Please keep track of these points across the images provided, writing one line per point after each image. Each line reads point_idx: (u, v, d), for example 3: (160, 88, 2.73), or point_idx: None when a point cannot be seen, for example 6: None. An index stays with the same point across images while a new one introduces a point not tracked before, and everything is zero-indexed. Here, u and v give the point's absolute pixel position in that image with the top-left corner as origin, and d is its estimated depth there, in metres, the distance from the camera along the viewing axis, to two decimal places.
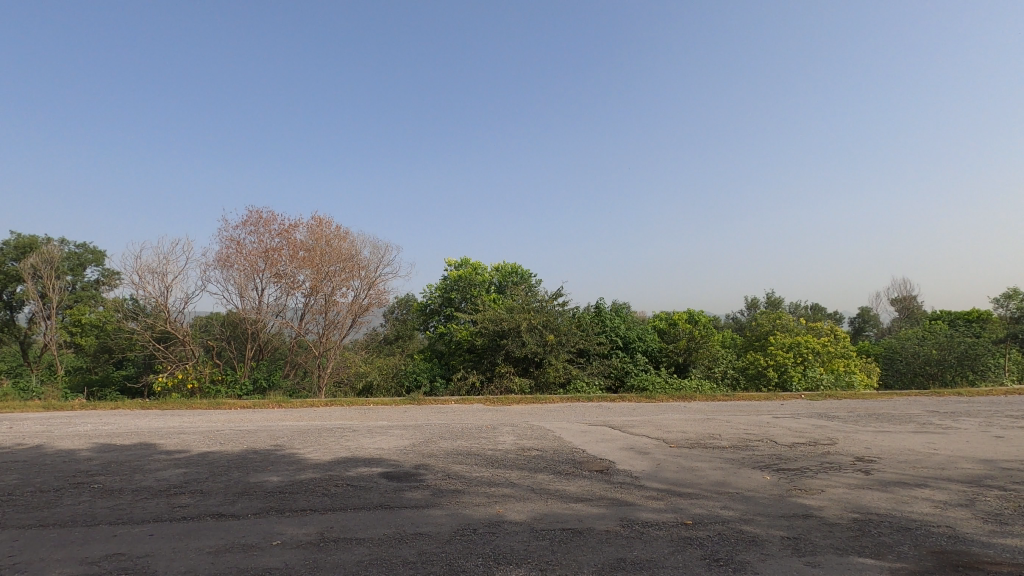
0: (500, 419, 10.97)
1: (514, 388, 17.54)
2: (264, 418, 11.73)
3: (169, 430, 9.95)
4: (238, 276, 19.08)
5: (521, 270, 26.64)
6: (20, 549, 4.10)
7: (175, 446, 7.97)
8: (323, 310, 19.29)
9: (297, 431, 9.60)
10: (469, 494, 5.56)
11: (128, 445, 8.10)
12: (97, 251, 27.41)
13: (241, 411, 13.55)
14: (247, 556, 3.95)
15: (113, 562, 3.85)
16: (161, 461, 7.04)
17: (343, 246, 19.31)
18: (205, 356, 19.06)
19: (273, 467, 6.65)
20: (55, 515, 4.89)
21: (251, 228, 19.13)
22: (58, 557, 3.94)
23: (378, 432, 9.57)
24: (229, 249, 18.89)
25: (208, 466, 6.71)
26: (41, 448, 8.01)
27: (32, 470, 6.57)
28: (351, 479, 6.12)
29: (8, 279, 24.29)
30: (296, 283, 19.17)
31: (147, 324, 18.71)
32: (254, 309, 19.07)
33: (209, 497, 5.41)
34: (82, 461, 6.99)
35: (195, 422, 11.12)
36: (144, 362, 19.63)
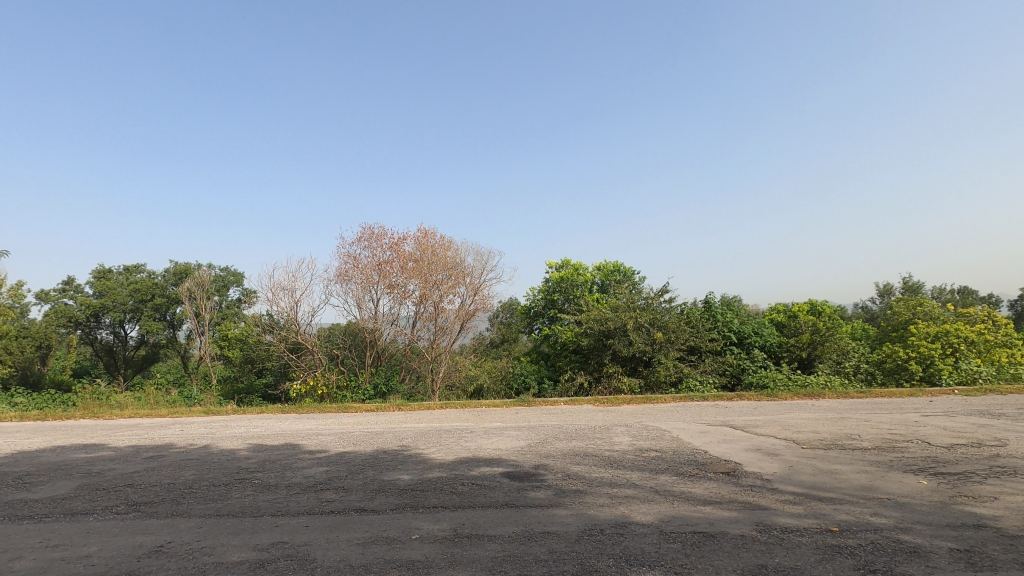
0: (612, 420, 10.82)
1: (623, 388, 17.26)
2: (388, 420, 12.54)
3: (309, 432, 10.95)
4: (356, 288, 20.48)
5: (623, 268, 26.15)
6: (205, 534, 4.72)
7: (315, 447, 8.78)
8: (433, 317, 20.28)
9: (418, 432, 10.14)
10: (592, 494, 5.56)
11: (277, 445, 9.06)
12: (237, 273, 30.83)
13: (365, 414, 14.59)
14: (391, 549, 4.25)
15: (280, 549, 4.32)
16: (306, 459, 7.79)
17: (448, 255, 20.19)
18: (330, 364, 20.75)
19: (402, 466, 7.09)
20: (227, 506, 5.58)
21: (365, 243, 20.56)
22: (234, 543, 4.49)
23: (495, 433, 9.85)
24: (347, 264, 20.44)
25: (346, 464, 7.31)
26: (208, 448, 9.19)
27: (204, 467, 7.55)
28: (476, 478, 6.36)
29: (170, 302, 28.18)
30: (407, 293, 20.27)
31: (282, 336, 20.71)
32: (372, 319, 20.57)
33: (350, 493, 5.89)
34: (240, 460, 7.91)
35: (330, 425, 12.13)
36: (279, 371, 21.69)
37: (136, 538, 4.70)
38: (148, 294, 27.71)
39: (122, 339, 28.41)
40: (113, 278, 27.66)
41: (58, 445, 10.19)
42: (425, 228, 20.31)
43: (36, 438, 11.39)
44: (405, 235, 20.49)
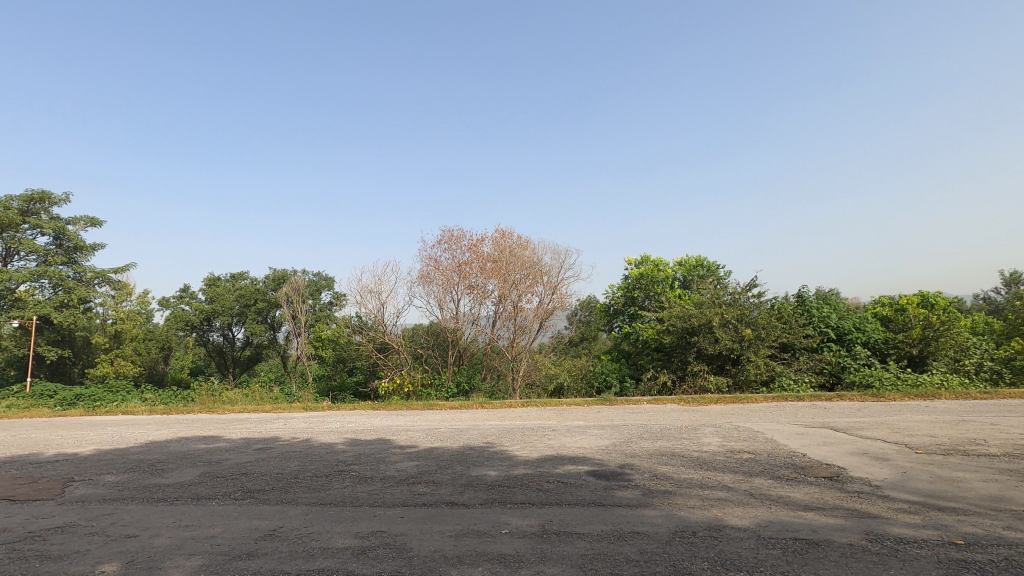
0: (699, 420, 10.47)
1: (710, 387, 16.60)
2: (472, 418, 12.85)
3: (398, 428, 11.46)
4: (438, 290, 21.10)
5: (706, 262, 25.12)
6: (311, 521, 5.08)
7: (406, 442, 9.18)
8: (512, 317, 20.53)
9: (502, 430, 10.33)
10: (682, 496, 5.41)
11: (370, 440, 9.58)
12: (328, 277, 32.68)
13: (450, 411, 15.03)
14: (483, 542, 4.37)
15: (379, 537, 4.56)
16: (397, 454, 8.17)
17: (525, 255, 20.37)
18: (415, 363, 21.57)
19: (489, 463, 7.25)
20: (330, 496, 5.97)
21: (445, 246, 21.14)
22: (338, 530, 4.80)
23: (577, 431, 9.84)
24: (429, 266, 21.11)
25: (435, 460, 7.59)
26: (310, 441, 9.89)
27: (306, 459, 8.12)
28: (561, 476, 6.39)
29: (270, 306, 30.46)
30: (486, 293, 20.65)
31: (370, 337, 21.78)
32: (453, 319, 21.16)
33: (441, 487, 6.11)
34: (338, 453, 8.44)
35: (417, 421, 12.63)
36: (368, 370, 22.84)
37: (252, 522, 5.15)
38: (251, 299, 30.08)
39: (230, 340, 31.00)
40: (221, 285, 30.27)
41: (183, 436, 11.32)
42: (503, 229, 20.61)
43: (164, 429, 12.73)
44: (483, 237, 20.89)
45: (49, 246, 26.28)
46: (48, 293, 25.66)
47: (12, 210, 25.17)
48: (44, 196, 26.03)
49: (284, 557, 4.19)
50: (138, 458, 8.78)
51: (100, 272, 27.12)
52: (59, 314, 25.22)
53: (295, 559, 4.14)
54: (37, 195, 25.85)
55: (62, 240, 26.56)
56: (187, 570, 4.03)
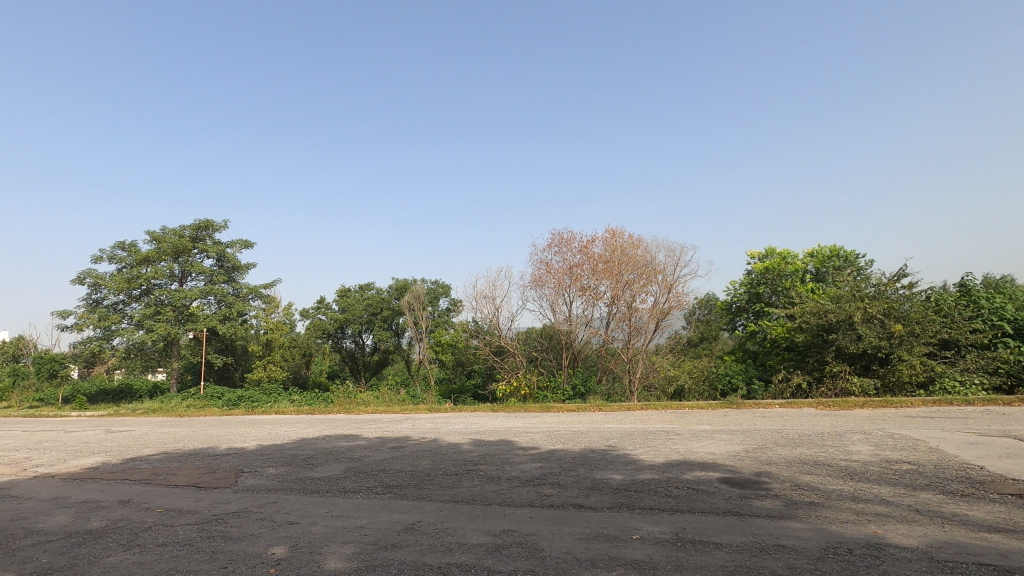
0: (845, 426, 9.50)
1: (853, 390, 15.02)
2: (591, 420, 12.75)
3: (519, 430, 11.72)
4: (550, 293, 21.22)
5: (843, 252, 22.78)
6: (446, 517, 5.34)
7: (528, 444, 9.34)
8: (627, 317, 20.17)
9: (624, 433, 10.15)
10: (832, 508, 4.94)
11: (494, 441, 9.87)
12: (445, 285, 34.24)
13: (568, 414, 15.07)
14: (614, 546, 4.31)
15: (510, 536, 4.67)
16: (521, 455, 8.34)
17: (638, 254, 19.91)
18: (530, 365, 21.88)
19: (613, 466, 7.15)
20: (461, 494, 6.25)
21: (556, 249, 21.23)
22: (471, 527, 4.99)
23: (704, 436, 9.38)
24: (540, 270, 21.29)
25: (558, 461, 7.64)
26: (437, 441, 10.43)
27: (436, 458, 8.58)
28: (692, 482, 6.12)
29: (394, 313, 32.58)
30: (599, 294, 20.46)
31: (487, 341, 22.47)
32: (566, 321, 21.21)
33: (567, 489, 6.13)
34: (465, 452, 8.81)
35: (537, 423, 12.80)
36: (486, 374, 23.49)
37: (394, 515, 5.52)
38: (378, 308, 32.33)
39: (360, 346, 33.56)
40: (352, 296, 32.87)
41: (326, 435, 12.46)
42: (613, 228, 20.32)
43: (312, 428, 14.14)
44: (594, 238, 20.73)
45: (213, 267, 30.28)
46: (214, 308, 29.58)
47: (185, 238, 29.40)
48: (208, 224, 30.02)
49: (425, 550, 4.44)
50: (292, 453, 9.83)
51: (253, 288, 30.73)
52: (223, 326, 29.02)
53: (435, 552, 4.38)
54: (203, 224, 29.88)
55: (223, 261, 30.52)
56: (343, 556, 4.43)
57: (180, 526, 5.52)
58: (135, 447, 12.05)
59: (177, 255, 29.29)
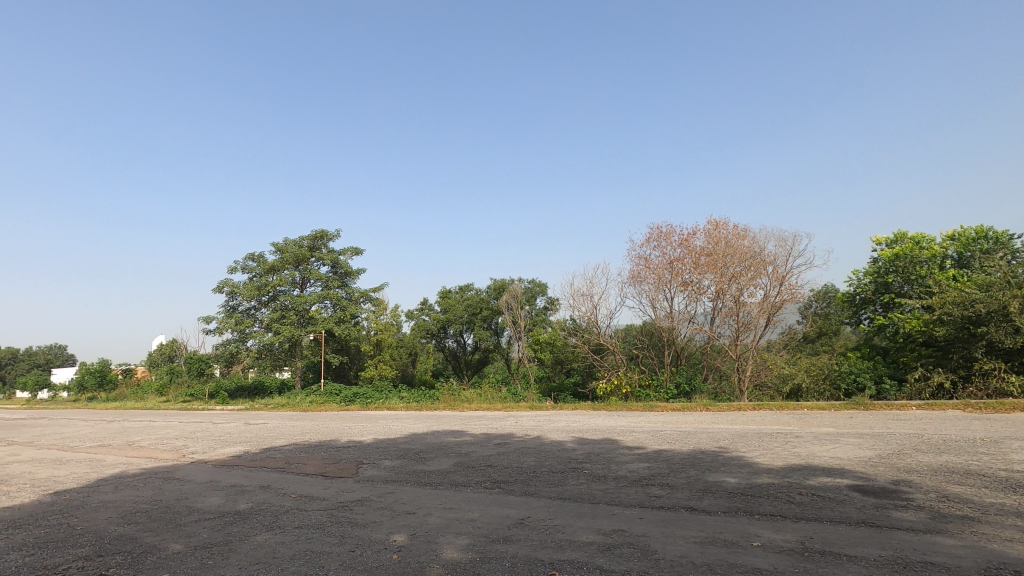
0: (1002, 431, 8.32)
1: (1011, 391, 13.12)
2: (699, 421, 12.21)
3: (623, 429, 11.52)
4: (650, 289, 20.64)
5: (993, 233, 19.94)
6: (555, 514, 5.38)
7: (633, 443, 9.15)
8: (734, 312, 19.12)
9: (736, 434, 9.63)
10: (991, 524, 4.36)
11: (597, 439, 9.78)
12: (541, 283, 34.43)
13: (673, 413, 14.55)
14: (732, 552, 4.12)
15: (621, 536, 4.61)
16: (626, 454, 8.21)
17: (744, 245, 18.79)
18: (631, 364, 21.41)
19: (726, 469, 6.81)
20: (568, 491, 6.27)
21: (655, 243, 20.60)
22: (580, 525, 4.99)
23: (828, 439, 8.65)
24: (639, 265, 20.75)
25: (666, 462, 7.42)
26: (541, 439, 10.51)
27: (541, 455, 8.67)
28: (818, 489, 5.67)
29: (494, 313, 33.30)
30: (702, 289, 19.60)
31: (585, 339, 22.32)
32: (668, 317, 20.51)
33: (677, 491, 5.93)
34: (569, 450, 8.84)
35: (641, 423, 12.49)
36: (585, 372, 23.31)
37: (504, 510, 5.66)
38: (477, 308, 33.21)
39: (462, 345, 34.69)
40: (453, 297, 34.09)
41: (434, 430, 13.05)
42: (716, 219, 19.37)
43: (421, 424, 14.82)
44: (695, 230, 19.87)
45: (329, 274, 32.78)
46: (331, 311, 32.00)
47: (304, 247, 32.13)
48: (323, 235, 32.56)
49: (536, 545, 4.52)
50: (405, 447, 10.41)
51: (364, 292, 32.88)
52: (339, 328, 31.33)
53: (546, 548, 4.43)
54: (318, 234, 32.43)
55: (337, 268, 32.98)
56: (458, 546, 4.62)
57: (313, 511, 6.06)
58: (269, 438, 13.40)
59: (297, 264, 32.05)
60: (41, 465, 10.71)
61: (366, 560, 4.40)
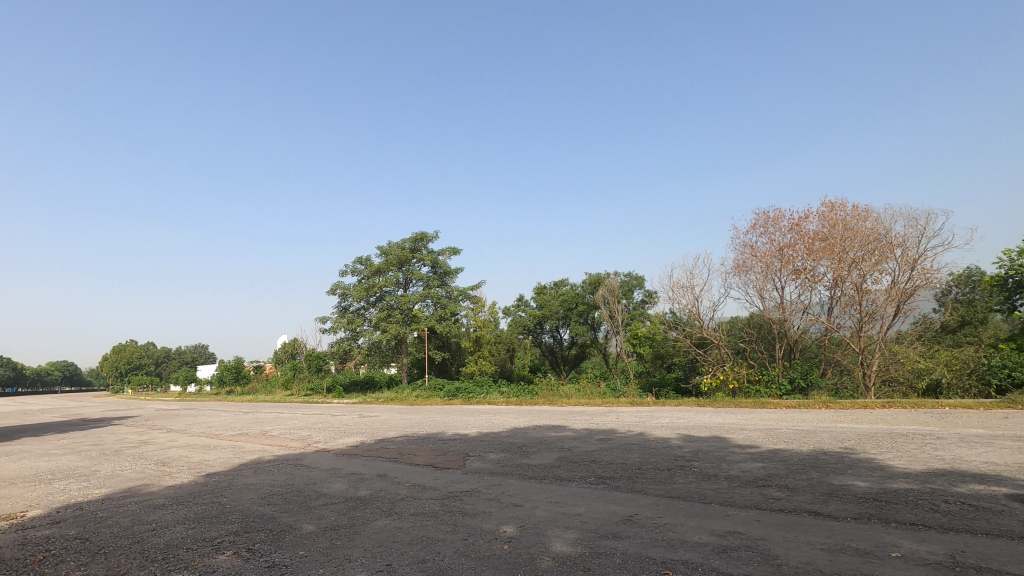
0: None
1: None
2: (820, 419, 11.29)
3: (733, 426, 10.94)
4: (757, 279, 19.41)
5: None
6: (665, 513, 5.24)
7: (745, 442, 8.67)
8: (856, 301, 17.48)
9: (864, 434, 8.81)
10: None
11: (706, 437, 9.38)
12: (638, 277, 33.55)
13: (788, 411, 13.60)
14: (867, 562, 3.79)
15: (738, 539, 4.40)
16: (738, 453, 7.79)
17: (866, 227, 17.11)
18: (738, 358, 20.26)
19: (854, 471, 6.25)
20: (677, 490, 6.08)
21: (761, 230, 19.36)
22: (693, 525, 4.82)
23: (979, 442, 7.66)
24: (744, 254, 19.58)
25: (784, 463, 6.95)
26: (645, 435, 10.26)
27: (645, 452, 8.47)
28: (969, 497, 5.04)
29: (589, 308, 33.01)
30: (817, 277, 18.13)
31: (686, 332, 21.46)
32: (778, 309, 19.16)
33: (799, 494, 5.54)
34: (675, 448, 8.56)
35: (752, 420, 11.79)
36: (687, 367, 22.40)
37: (610, 506, 5.61)
38: (573, 303, 33.05)
39: (558, 341, 34.73)
40: (548, 292, 34.20)
41: (536, 425, 13.19)
42: (831, 201, 17.82)
43: (522, 419, 15.04)
44: (807, 214, 18.43)
45: (429, 274, 34.21)
46: (432, 309, 33.40)
47: (406, 249, 33.81)
48: (422, 237, 34.05)
49: (647, 543, 4.43)
50: (508, 440, 10.63)
51: (463, 290, 33.98)
52: (440, 325, 32.63)
53: (658, 546, 4.33)
54: (418, 236, 33.96)
55: (436, 268, 34.35)
56: (567, 540, 4.64)
57: (426, 499, 6.38)
58: (382, 430, 14.27)
59: (400, 265, 33.79)
60: (194, 450, 12.21)
61: (479, 549, 4.56)
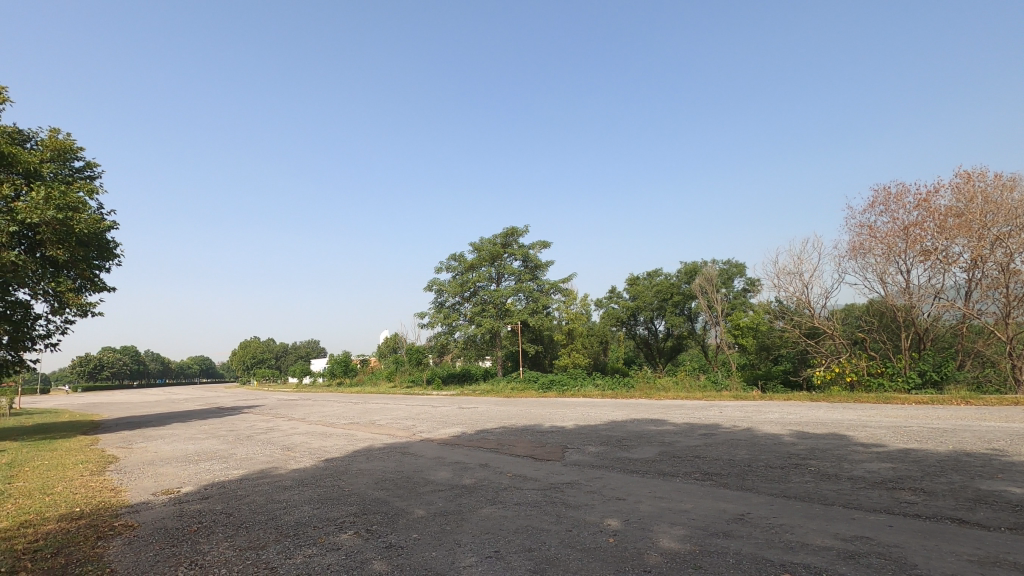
0: None
1: None
2: (959, 416, 10.08)
3: (853, 423, 10.08)
4: (877, 262, 17.70)
5: None
6: (781, 513, 4.95)
7: (869, 440, 7.95)
8: (1000, 284, 15.49)
9: (1015, 435, 7.75)
10: None
11: (822, 434, 8.72)
12: (738, 264, 31.76)
13: (918, 407, 12.30)
14: None
15: (867, 544, 4.06)
16: (862, 452, 7.16)
17: (1012, 199, 15.02)
18: (856, 350, 18.62)
19: (1006, 476, 5.53)
20: (793, 489, 5.71)
21: (881, 208, 17.59)
22: (813, 527, 4.52)
23: None
24: (861, 235, 17.90)
25: (917, 464, 6.30)
26: (752, 431, 9.73)
27: (754, 448, 8.04)
28: None
29: (686, 299, 31.78)
30: (951, 258, 16.23)
31: (795, 323, 20.06)
32: (904, 295, 17.33)
33: (937, 499, 5.00)
34: (787, 445, 8.05)
35: (875, 417, 10.79)
36: (797, 359, 20.92)
37: (720, 504, 5.38)
38: (668, 294, 31.94)
39: (654, 333, 33.77)
40: (641, 283, 33.34)
41: (634, 418, 12.94)
42: (967, 171, 15.79)
43: (619, 412, 14.84)
44: (937, 188, 16.48)
45: (521, 268, 34.62)
46: (524, 303, 33.77)
47: (497, 245, 34.45)
48: (513, 231, 34.49)
49: (762, 544, 4.22)
50: (606, 434, 10.53)
51: (554, 284, 34.07)
52: (533, 318, 32.93)
53: (775, 548, 4.11)
54: (509, 231, 34.45)
55: (528, 262, 34.70)
56: (675, 537, 4.52)
57: (529, 490, 6.49)
58: (481, 421, 14.69)
59: (492, 260, 34.48)
60: (313, 437, 13.28)
61: (584, 540, 4.57)
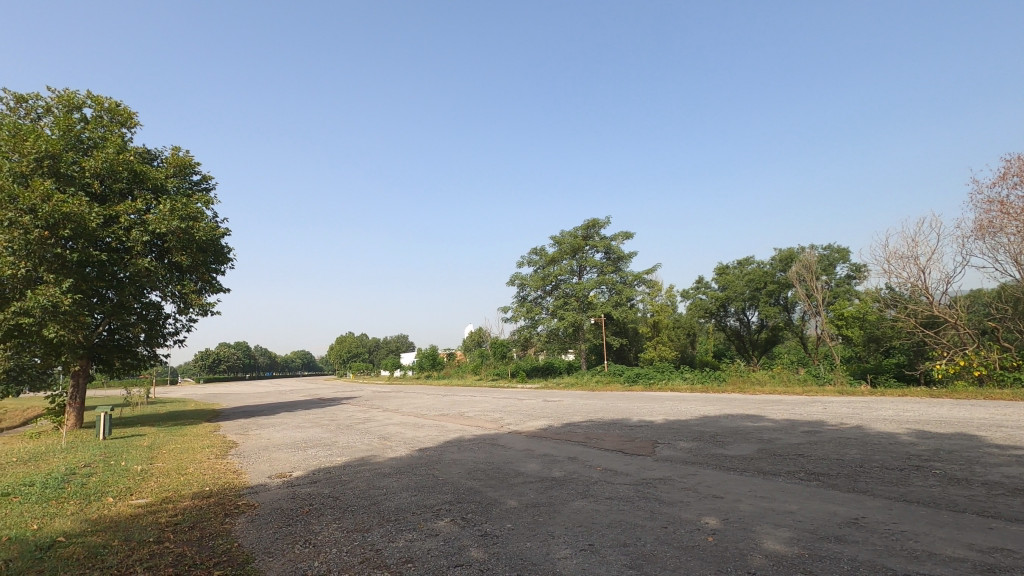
0: None
1: None
2: None
3: (984, 423, 9.02)
4: (1010, 241, 15.70)
5: None
6: (902, 518, 4.54)
7: (1006, 441, 7.09)
8: None
9: None
10: None
11: (948, 434, 7.88)
12: (841, 249, 29.37)
13: None
14: None
15: (1008, 557, 3.63)
16: (998, 455, 6.40)
17: None
18: (986, 340, 16.65)
19: None
20: (915, 493, 5.22)
21: (1015, 180, 15.57)
22: (941, 536, 4.11)
23: None
24: (990, 212, 15.95)
25: None
26: (862, 429, 8.99)
27: (867, 447, 7.42)
28: None
29: (782, 287, 29.85)
30: None
31: (909, 311, 18.28)
32: None
33: None
34: (905, 445, 7.35)
35: (1011, 416, 9.59)
36: (913, 351, 19.05)
37: (830, 506, 5.03)
38: (761, 283, 30.18)
39: (746, 324, 32.10)
40: (731, 272, 31.78)
41: (727, 414, 12.38)
42: None
43: (710, 407, 14.25)
44: None
45: (603, 260, 34.13)
46: (607, 295, 33.27)
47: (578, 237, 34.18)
48: (594, 223, 34.04)
49: (881, 551, 3.90)
50: (698, 429, 10.15)
51: (637, 275, 33.30)
52: (616, 310, 32.39)
53: (896, 556, 3.78)
54: (590, 223, 34.00)
55: (610, 254, 34.14)
56: (781, 538, 4.29)
57: (620, 484, 6.40)
58: (567, 414, 14.67)
59: (574, 253, 34.26)
60: (406, 427, 13.91)
61: (681, 538, 4.45)
